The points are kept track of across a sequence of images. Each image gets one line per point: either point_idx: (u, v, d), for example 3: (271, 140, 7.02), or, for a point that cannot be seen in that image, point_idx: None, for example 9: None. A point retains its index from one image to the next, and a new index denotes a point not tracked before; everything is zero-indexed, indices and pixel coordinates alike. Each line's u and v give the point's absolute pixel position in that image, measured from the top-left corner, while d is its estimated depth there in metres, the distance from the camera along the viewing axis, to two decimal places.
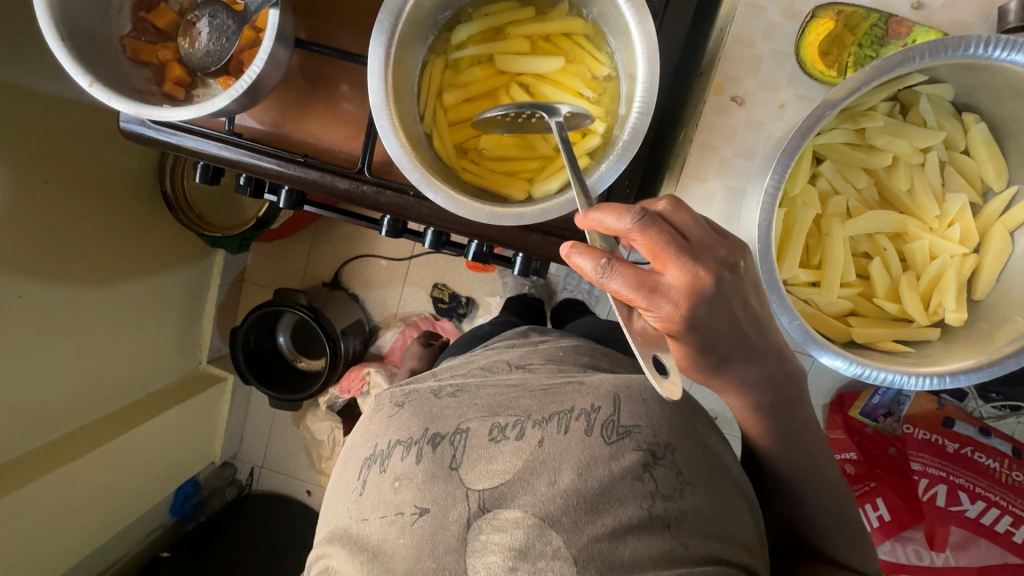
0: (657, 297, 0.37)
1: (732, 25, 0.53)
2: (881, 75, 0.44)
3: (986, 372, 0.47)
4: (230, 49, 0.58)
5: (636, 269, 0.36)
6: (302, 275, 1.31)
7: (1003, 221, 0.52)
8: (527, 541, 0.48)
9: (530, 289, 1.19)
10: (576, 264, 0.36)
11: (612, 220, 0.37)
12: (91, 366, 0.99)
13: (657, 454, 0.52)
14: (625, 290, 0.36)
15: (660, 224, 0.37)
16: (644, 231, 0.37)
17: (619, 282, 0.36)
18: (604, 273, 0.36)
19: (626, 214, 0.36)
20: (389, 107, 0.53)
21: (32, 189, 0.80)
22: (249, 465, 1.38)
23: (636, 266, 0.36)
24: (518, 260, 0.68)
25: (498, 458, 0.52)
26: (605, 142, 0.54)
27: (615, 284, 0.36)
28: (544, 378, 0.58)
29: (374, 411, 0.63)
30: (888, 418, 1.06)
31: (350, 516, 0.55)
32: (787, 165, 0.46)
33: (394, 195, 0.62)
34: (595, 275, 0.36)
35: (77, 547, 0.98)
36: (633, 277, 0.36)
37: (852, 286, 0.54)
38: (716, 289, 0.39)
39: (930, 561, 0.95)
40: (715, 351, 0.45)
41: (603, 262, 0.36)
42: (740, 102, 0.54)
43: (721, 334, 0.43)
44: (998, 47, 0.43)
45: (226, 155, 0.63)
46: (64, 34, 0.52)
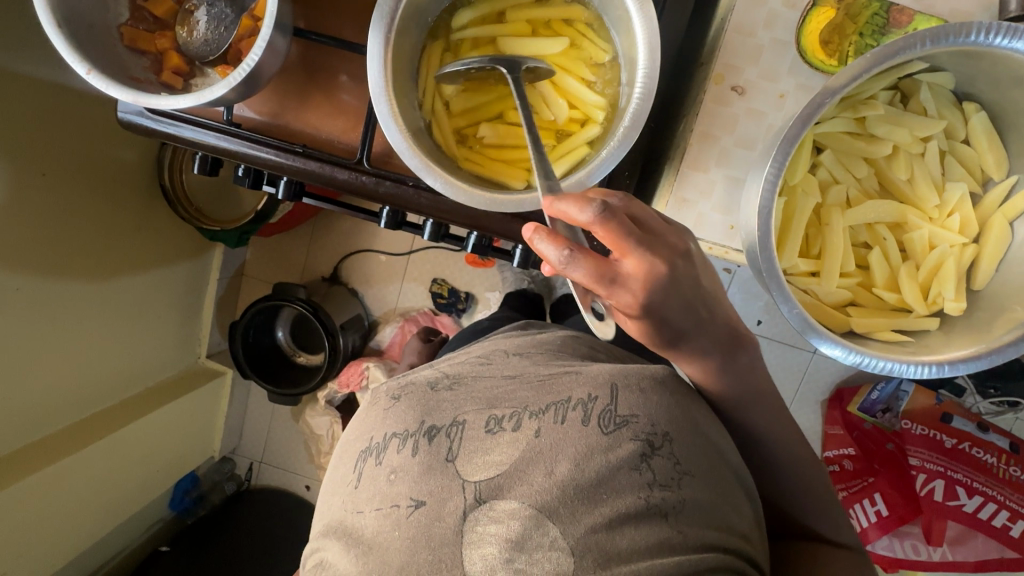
0: (615, 285, 0.39)
1: (733, 13, 0.53)
2: (882, 61, 0.44)
3: (983, 361, 0.47)
4: (228, 37, 0.59)
5: (597, 258, 0.38)
6: (302, 270, 1.31)
7: (1003, 210, 0.52)
8: (524, 533, 0.48)
9: (529, 284, 1.18)
10: (540, 250, 0.37)
11: (575, 211, 0.38)
12: (89, 360, 0.98)
13: (654, 443, 0.51)
14: (585, 279, 0.38)
15: (617, 218, 0.39)
16: (597, 227, 0.38)
17: (579, 271, 0.37)
18: (568, 262, 0.37)
19: (589, 207, 0.38)
20: (388, 94, 0.53)
21: (30, 181, 0.79)
22: (249, 460, 1.37)
23: (597, 257, 0.38)
24: (518, 252, 0.68)
25: (494, 450, 0.52)
26: (605, 132, 0.54)
27: (577, 273, 0.37)
28: (541, 369, 0.58)
29: (371, 404, 0.63)
30: (887, 414, 1.05)
31: (345, 509, 0.55)
32: (787, 153, 0.46)
33: (392, 186, 0.62)
34: (558, 263, 0.37)
35: (76, 541, 0.98)
36: (594, 265, 0.37)
37: (851, 276, 0.54)
38: (666, 275, 0.42)
39: (927, 555, 0.98)
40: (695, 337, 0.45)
41: (569, 249, 0.37)
42: (740, 92, 0.54)
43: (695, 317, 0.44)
44: (999, 34, 0.43)
45: (225, 145, 0.63)
46: (61, 20, 0.52)
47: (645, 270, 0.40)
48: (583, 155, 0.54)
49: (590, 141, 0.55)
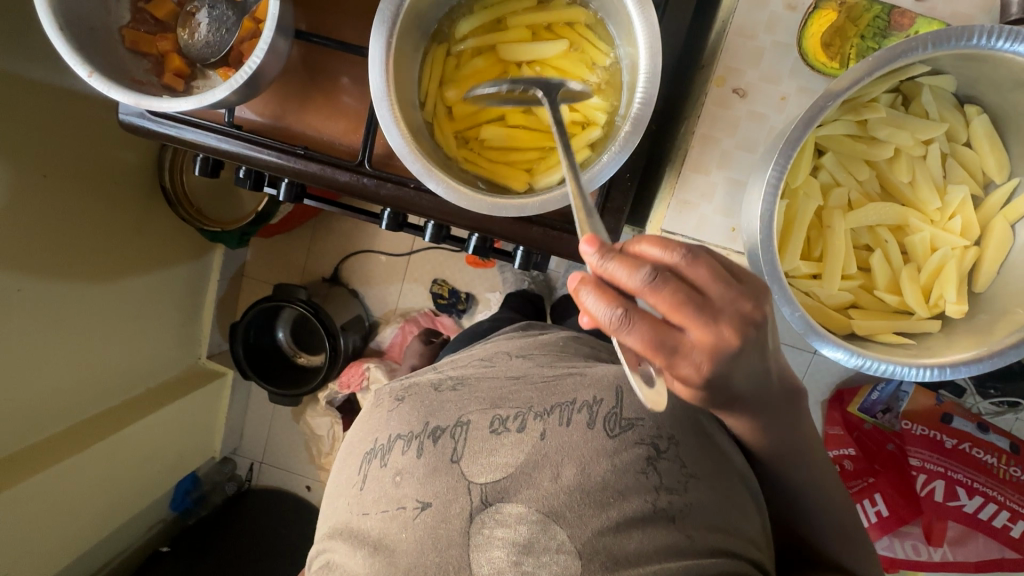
0: (674, 358, 0.32)
1: (735, 16, 0.53)
2: (885, 64, 0.44)
3: (986, 363, 0.47)
4: (230, 40, 0.59)
5: (652, 324, 0.31)
6: (302, 271, 1.31)
7: (1005, 213, 0.52)
8: (531, 536, 0.48)
9: (530, 284, 1.18)
10: (585, 306, 0.31)
11: (625, 272, 0.31)
12: (90, 361, 0.98)
13: (660, 447, 0.51)
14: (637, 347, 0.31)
15: (682, 280, 0.32)
16: (658, 288, 0.31)
17: (632, 337, 0.31)
18: (616, 326, 0.31)
19: (641, 269, 0.31)
20: (390, 97, 0.53)
21: (31, 183, 0.79)
22: (249, 461, 1.37)
23: (651, 324, 0.31)
24: (519, 254, 0.67)
25: (500, 451, 0.52)
26: (607, 134, 0.54)
27: (628, 340, 0.31)
28: (545, 370, 0.58)
29: (374, 405, 0.63)
30: (887, 414, 1.06)
31: (351, 511, 0.55)
32: (789, 156, 0.46)
33: (394, 188, 0.62)
34: (607, 324, 0.31)
35: (77, 542, 0.98)
36: (648, 332, 0.31)
37: (852, 278, 0.54)
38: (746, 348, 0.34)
39: (926, 555, 0.99)
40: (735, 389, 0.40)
41: (619, 309, 0.31)
42: (742, 94, 0.54)
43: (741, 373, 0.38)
44: (1001, 38, 0.43)
45: (227, 148, 0.63)
46: (63, 24, 0.52)
47: (719, 345, 0.32)
48: (583, 158, 0.54)
49: (592, 144, 0.55)
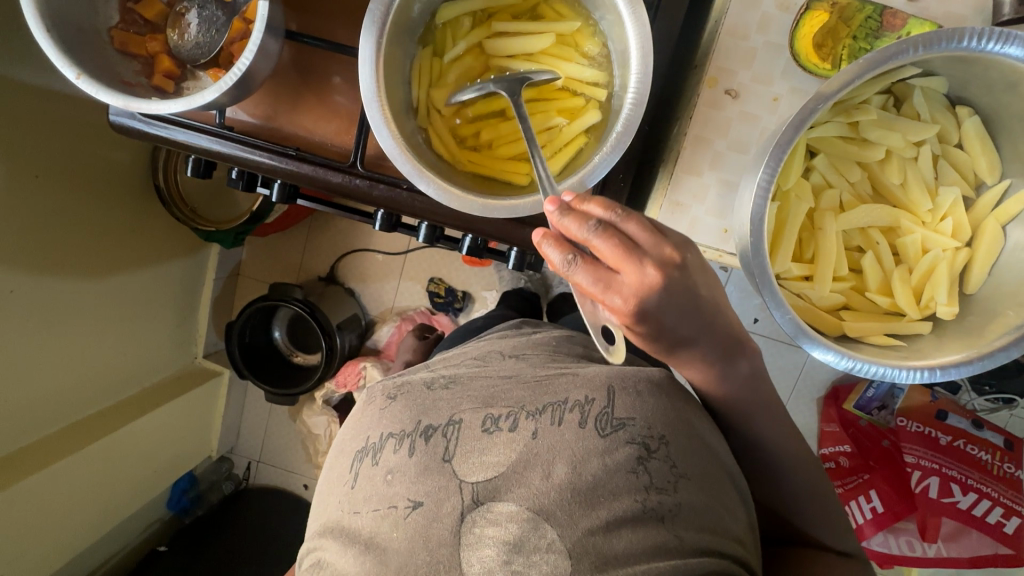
0: (613, 297, 0.38)
1: (726, 16, 0.53)
2: (876, 66, 0.44)
3: (976, 365, 0.47)
4: (220, 40, 0.59)
5: (597, 266, 0.38)
6: (298, 269, 1.30)
7: (996, 214, 0.52)
8: (521, 535, 0.48)
9: (527, 283, 1.18)
10: (545, 253, 0.38)
11: (555, 256, 0.38)
12: (86, 361, 0.98)
13: (651, 447, 0.51)
14: (586, 286, 0.38)
15: (592, 266, 0.38)
16: (577, 270, 0.38)
17: (595, 209, 0.40)
18: (569, 266, 0.38)
19: (567, 254, 0.38)
20: (381, 100, 0.52)
21: (22, 184, 0.79)
22: (247, 459, 1.38)
23: (598, 266, 0.38)
24: (513, 254, 0.67)
25: (491, 450, 0.52)
26: (604, 121, 0.55)
27: (578, 278, 0.38)
28: (537, 370, 0.58)
29: (367, 402, 0.63)
30: (882, 411, 1.06)
31: (342, 509, 0.55)
32: (780, 158, 0.46)
33: (386, 189, 0.61)
34: (560, 267, 0.38)
35: (73, 540, 0.98)
36: (593, 273, 0.38)
37: (844, 280, 0.54)
38: (666, 289, 0.39)
39: (921, 551, 0.99)
40: (671, 338, 0.46)
41: (566, 257, 0.38)
42: (734, 95, 0.54)
43: (676, 323, 0.44)
44: (992, 40, 0.43)
45: (218, 148, 0.63)
46: (50, 25, 0.51)
47: (649, 284, 0.38)
48: (581, 144, 0.55)
49: (588, 129, 0.55)
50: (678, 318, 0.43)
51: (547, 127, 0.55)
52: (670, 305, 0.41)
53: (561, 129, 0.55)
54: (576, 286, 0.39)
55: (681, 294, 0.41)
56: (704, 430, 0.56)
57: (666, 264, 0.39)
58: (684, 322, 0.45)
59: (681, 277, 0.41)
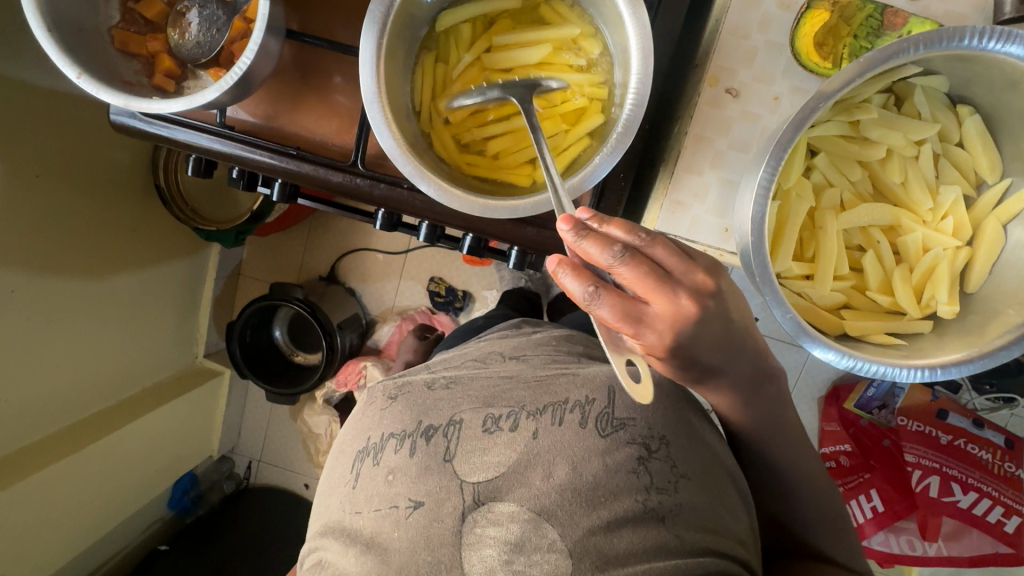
0: (638, 326, 0.37)
1: (727, 15, 0.53)
2: (876, 66, 0.44)
3: (976, 364, 0.47)
4: (220, 39, 0.59)
5: (622, 297, 0.36)
6: (298, 268, 1.30)
7: (997, 213, 0.52)
8: (522, 535, 0.48)
9: (527, 282, 1.18)
10: (563, 284, 0.36)
11: (576, 286, 0.36)
12: (87, 361, 0.98)
13: (651, 447, 0.52)
14: (608, 317, 0.36)
15: (615, 295, 0.36)
16: (600, 301, 0.36)
17: (614, 232, 0.38)
18: (592, 298, 0.36)
19: (590, 284, 0.36)
20: (381, 99, 0.52)
21: (23, 184, 0.79)
22: (247, 459, 1.38)
23: (622, 296, 0.36)
24: (513, 254, 0.67)
25: (492, 450, 0.52)
26: (607, 124, 0.55)
27: (601, 310, 0.36)
28: (538, 370, 0.58)
29: (368, 402, 0.63)
30: (883, 411, 1.05)
31: (343, 509, 0.55)
32: (781, 157, 0.46)
33: (387, 188, 0.61)
34: (581, 298, 0.36)
35: (74, 539, 0.98)
36: (618, 305, 0.36)
37: (844, 279, 0.54)
38: (694, 317, 0.39)
39: (921, 550, 0.99)
40: (700, 365, 0.45)
41: (589, 288, 0.36)
42: (734, 94, 0.54)
43: (704, 349, 0.43)
44: (993, 39, 0.43)
45: (219, 148, 0.63)
46: (51, 25, 0.51)
47: (678, 312, 0.37)
48: (583, 147, 0.55)
49: (592, 131, 0.55)
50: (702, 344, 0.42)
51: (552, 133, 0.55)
52: (695, 332, 0.40)
53: (564, 134, 0.55)
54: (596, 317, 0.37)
55: (712, 323, 0.41)
56: (705, 428, 0.56)
57: (700, 291, 0.39)
58: (715, 349, 0.44)
59: (713, 305, 0.40)
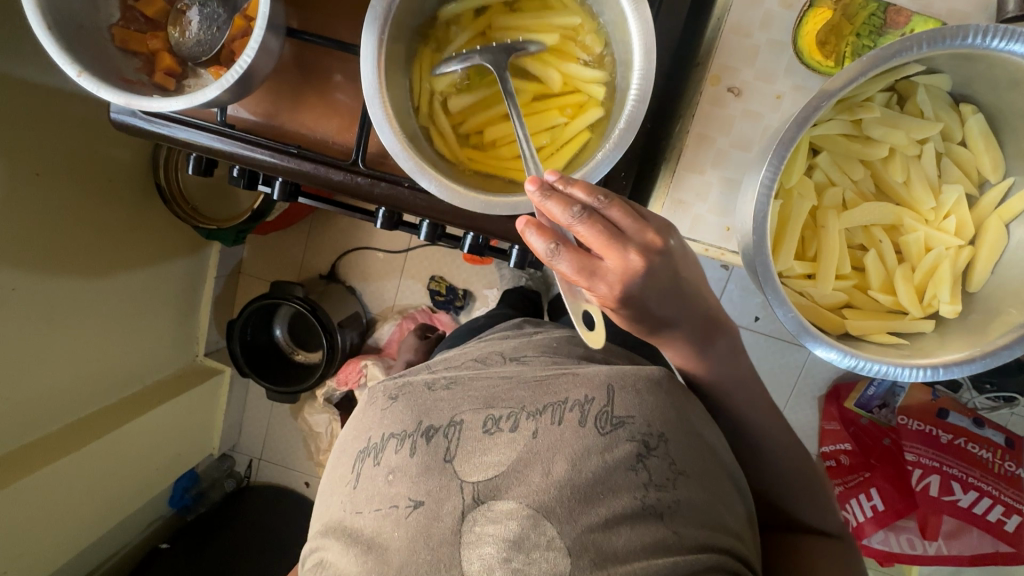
0: (595, 281, 0.39)
1: (730, 14, 0.53)
2: (879, 64, 0.43)
3: (978, 364, 0.47)
4: (221, 37, 0.59)
5: (580, 254, 0.39)
6: (299, 267, 1.30)
7: (999, 212, 0.52)
8: (521, 533, 0.48)
9: (528, 281, 1.18)
10: (529, 241, 0.38)
11: (539, 243, 0.38)
12: (87, 359, 0.98)
13: (651, 445, 0.52)
14: (569, 272, 0.39)
15: (575, 252, 0.38)
16: (560, 257, 0.39)
17: (577, 193, 0.39)
18: (553, 254, 0.38)
19: (551, 241, 0.38)
20: (382, 98, 0.52)
21: (23, 182, 0.79)
22: (248, 457, 1.38)
23: (581, 253, 0.39)
24: (513, 252, 0.67)
25: (492, 450, 0.52)
26: (606, 116, 0.55)
27: (561, 266, 0.39)
28: (537, 370, 0.58)
29: (369, 403, 0.63)
30: (884, 410, 1.05)
31: (344, 509, 0.55)
32: (783, 156, 0.45)
33: (388, 187, 0.61)
34: (544, 254, 0.39)
35: (75, 537, 0.98)
36: (577, 261, 0.39)
37: (846, 278, 0.54)
38: (649, 272, 0.41)
39: (921, 549, 0.99)
40: (651, 316, 0.48)
41: (550, 245, 0.38)
42: (737, 93, 0.54)
43: (657, 303, 0.46)
44: (996, 37, 0.43)
45: (219, 146, 0.62)
46: (52, 23, 0.51)
47: (632, 268, 0.40)
48: (584, 141, 0.55)
49: (592, 125, 0.55)
50: (656, 298, 0.45)
51: (546, 126, 0.55)
52: (649, 287, 0.42)
53: (562, 127, 0.55)
54: (558, 272, 0.40)
55: (663, 277, 0.43)
56: (707, 427, 0.56)
57: (650, 249, 0.40)
58: (666, 302, 0.47)
59: (664, 262, 0.42)
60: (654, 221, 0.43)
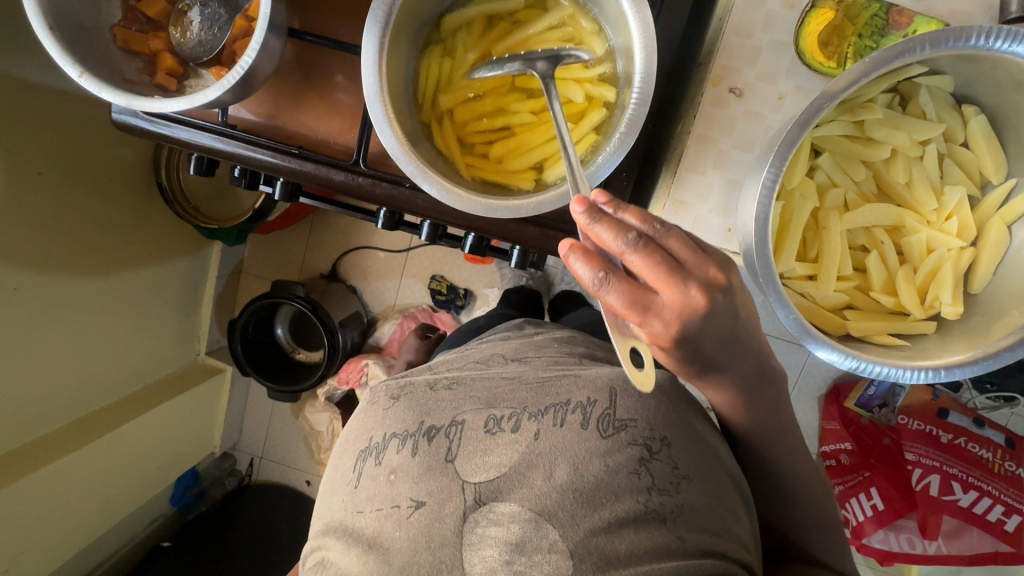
0: (648, 315, 0.37)
1: (731, 14, 0.53)
2: (881, 66, 0.43)
3: (980, 366, 0.47)
4: (222, 37, 0.59)
5: (632, 285, 0.36)
6: (300, 266, 1.30)
7: (1001, 214, 0.51)
8: (523, 536, 0.48)
9: (528, 281, 1.18)
10: (573, 269, 0.36)
11: (586, 271, 0.36)
12: (89, 358, 0.99)
13: (653, 447, 0.52)
14: (619, 305, 0.36)
15: (628, 283, 0.36)
16: (610, 288, 0.36)
17: (629, 221, 0.38)
18: (601, 284, 0.36)
19: (600, 270, 0.36)
20: (383, 98, 0.52)
21: (24, 182, 0.79)
22: (249, 456, 1.39)
23: (633, 284, 0.36)
24: (515, 253, 0.67)
25: (493, 451, 0.52)
26: (611, 118, 0.55)
27: (610, 297, 0.36)
28: (539, 371, 0.58)
29: (370, 403, 0.63)
30: (884, 409, 1.05)
31: (345, 508, 0.55)
32: (785, 158, 0.45)
33: (390, 187, 0.61)
34: (590, 284, 0.36)
35: (75, 536, 0.98)
36: (628, 292, 0.36)
37: (848, 279, 0.54)
38: (709, 310, 0.38)
39: (922, 549, 0.99)
40: (705, 359, 0.46)
41: (599, 274, 0.36)
42: (739, 93, 0.54)
43: (712, 344, 0.44)
44: (999, 38, 0.43)
45: (221, 146, 0.62)
46: (53, 23, 0.51)
47: (691, 304, 0.37)
48: (591, 144, 0.54)
49: (597, 127, 0.55)
50: (713, 341, 0.43)
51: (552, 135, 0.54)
52: (707, 326, 0.40)
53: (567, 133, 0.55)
54: (607, 306, 0.37)
55: (722, 318, 0.41)
56: (711, 431, 0.57)
57: (711, 285, 0.38)
58: (721, 343, 0.45)
59: (724, 301, 0.40)
60: (714, 256, 0.41)
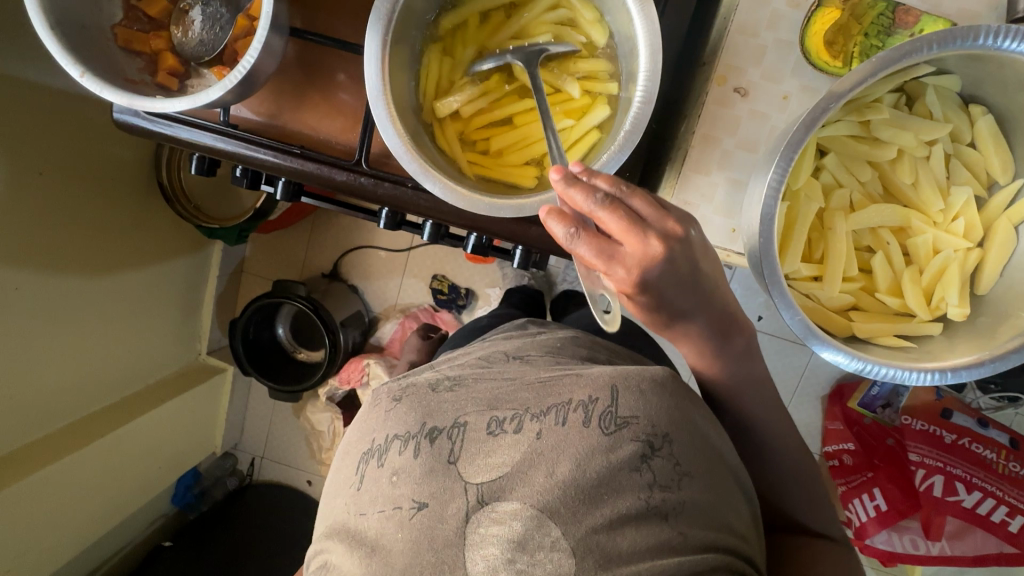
0: (614, 266, 0.39)
1: (736, 14, 0.53)
2: (888, 65, 0.43)
3: (988, 368, 0.47)
4: (224, 37, 0.59)
5: (599, 239, 0.39)
6: (301, 266, 1.30)
7: (1008, 215, 0.51)
8: (526, 534, 0.48)
9: (530, 281, 1.18)
10: (549, 228, 0.39)
11: (558, 229, 0.39)
12: (90, 358, 0.98)
13: (654, 445, 0.51)
14: (588, 258, 0.39)
15: (595, 237, 0.39)
16: (579, 243, 0.39)
17: (600, 183, 0.40)
18: (573, 240, 0.39)
19: (570, 226, 0.39)
20: (386, 98, 0.52)
21: (25, 182, 0.78)
22: (250, 456, 1.38)
23: (601, 237, 0.39)
24: (518, 253, 0.67)
25: (496, 451, 0.52)
26: (614, 116, 0.54)
27: (580, 251, 0.39)
28: (541, 371, 0.58)
29: (372, 404, 0.62)
30: (887, 410, 1.06)
31: (348, 510, 0.55)
32: (791, 158, 0.45)
33: (391, 187, 0.61)
34: (563, 241, 0.39)
35: (78, 536, 0.98)
36: (596, 245, 0.39)
37: (853, 281, 0.54)
38: (670, 259, 0.41)
39: (925, 549, 0.99)
40: (669, 309, 0.48)
41: (570, 231, 0.39)
42: (743, 93, 0.53)
43: (677, 296, 0.46)
44: (1007, 38, 0.42)
45: (222, 146, 0.62)
46: (54, 23, 0.51)
47: (652, 255, 0.40)
48: (594, 140, 0.54)
49: (600, 125, 0.54)
50: (676, 293, 0.45)
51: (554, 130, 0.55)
52: (670, 275, 0.42)
53: (569, 129, 0.54)
54: (578, 259, 0.40)
55: (683, 268, 0.43)
56: (715, 431, 0.56)
57: (671, 237, 0.41)
58: (686, 294, 0.47)
59: (685, 252, 0.42)
60: (677, 212, 0.43)
